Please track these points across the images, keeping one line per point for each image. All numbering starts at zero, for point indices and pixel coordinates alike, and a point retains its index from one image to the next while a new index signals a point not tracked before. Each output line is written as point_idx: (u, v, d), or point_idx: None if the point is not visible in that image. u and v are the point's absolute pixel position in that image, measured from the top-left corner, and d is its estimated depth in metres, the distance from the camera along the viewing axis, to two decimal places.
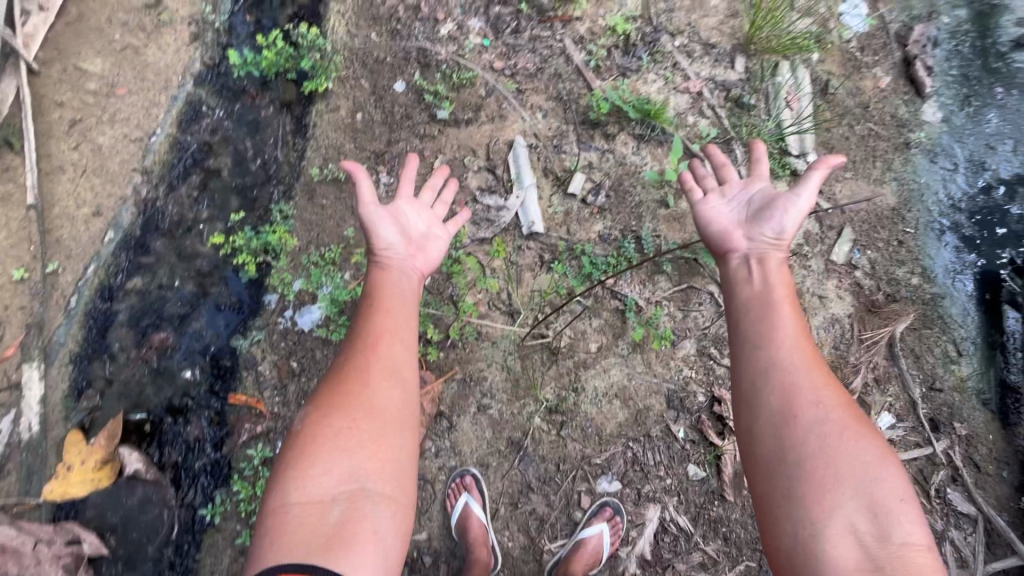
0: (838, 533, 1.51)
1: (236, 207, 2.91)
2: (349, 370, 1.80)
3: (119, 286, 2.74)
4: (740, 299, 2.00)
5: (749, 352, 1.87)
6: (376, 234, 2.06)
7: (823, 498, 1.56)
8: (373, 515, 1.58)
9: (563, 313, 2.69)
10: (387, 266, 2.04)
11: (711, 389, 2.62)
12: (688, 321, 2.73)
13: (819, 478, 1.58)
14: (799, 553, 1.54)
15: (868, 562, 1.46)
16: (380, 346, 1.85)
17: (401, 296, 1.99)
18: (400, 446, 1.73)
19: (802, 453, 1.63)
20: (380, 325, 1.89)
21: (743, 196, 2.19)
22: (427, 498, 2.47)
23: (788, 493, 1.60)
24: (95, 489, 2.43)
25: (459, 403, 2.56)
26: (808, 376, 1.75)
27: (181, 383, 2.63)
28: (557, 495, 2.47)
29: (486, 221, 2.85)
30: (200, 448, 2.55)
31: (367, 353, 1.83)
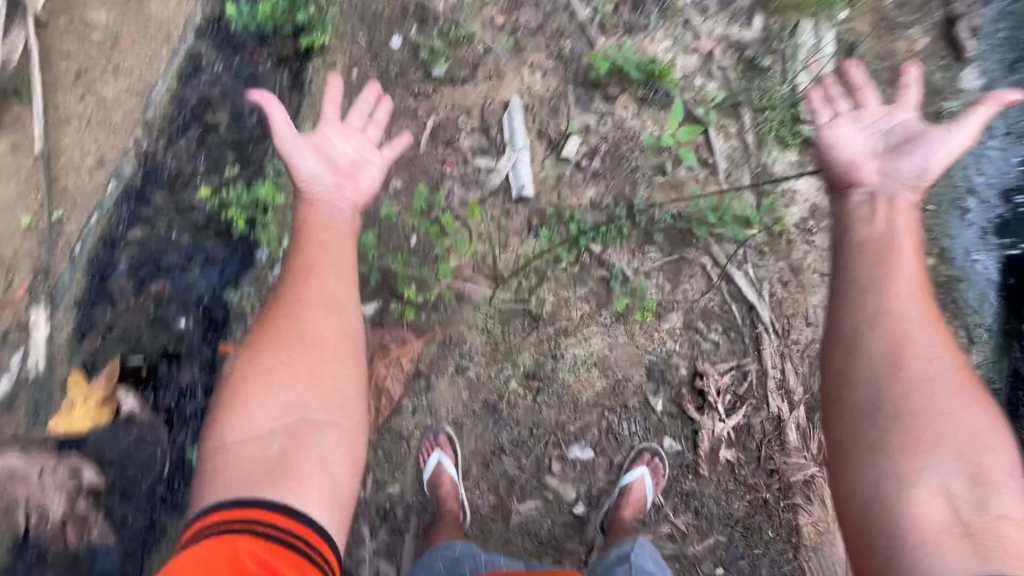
0: (926, 492, 1.35)
1: (231, 162, 2.93)
2: (285, 308, 1.77)
3: (121, 236, 2.84)
4: (849, 242, 1.77)
5: (853, 297, 1.65)
6: (300, 171, 2.02)
7: (913, 454, 1.39)
8: (315, 441, 1.60)
9: (547, 280, 2.65)
10: (313, 204, 1.98)
11: (694, 363, 2.58)
12: (676, 294, 2.65)
13: (912, 436, 1.41)
14: (877, 504, 1.38)
15: (955, 526, 1.30)
16: (310, 279, 1.81)
17: (325, 228, 1.93)
18: (339, 378, 1.72)
19: (898, 408, 1.45)
20: (308, 261, 1.84)
21: (883, 125, 2.01)
22: (402, 454, 2.52)
23: (874, 443, 1.44)
24: (96, 427, 2.58)
25: (438, 363, 2.58)
26: (925, 332, 1.55)
27: (176, 331, 2.74)
28: (529, 459, 2.48)
29: (475, 183, 2.80)
30: (192, 393, 2.67)
31: (300, 290, 1.79)
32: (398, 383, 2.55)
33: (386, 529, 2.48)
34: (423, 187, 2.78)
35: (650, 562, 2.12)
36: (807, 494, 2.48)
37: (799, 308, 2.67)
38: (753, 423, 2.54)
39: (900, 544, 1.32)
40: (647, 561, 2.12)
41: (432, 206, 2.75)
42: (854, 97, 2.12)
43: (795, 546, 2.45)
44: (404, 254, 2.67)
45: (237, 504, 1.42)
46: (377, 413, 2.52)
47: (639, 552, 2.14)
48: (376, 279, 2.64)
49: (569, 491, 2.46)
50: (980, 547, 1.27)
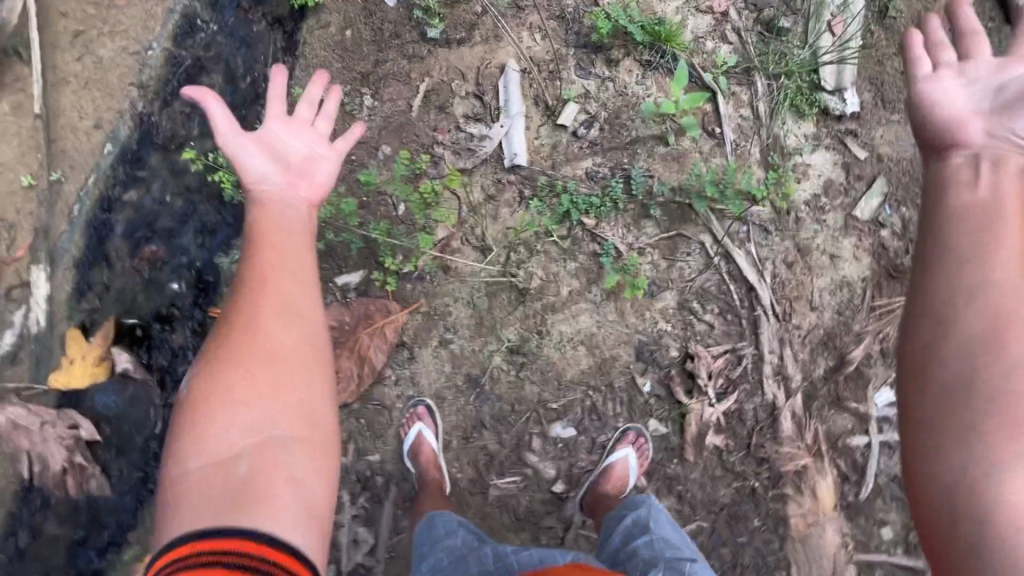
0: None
1: None
2: (243, 323, 1.70)
3: (117, 198, 2.86)
4: (978, 209, 1.52)
5: (957, 267, 1.46)
6: (253, 175, 1.92)
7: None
8: (285, 458, 1.54)
9: (536, 253, 2.57)
10: (266, 209, 1.88)
11: (686, 345, 2.48)
12: (671, 272, 2.53)
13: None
14: (960, 490, 1.27)
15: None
16: (263, 291, 1.74)
17: (277, 233, 1.84)
18: (305, 392, 1.65)
19: (1004, 384, 1.31)
20: (257, 270, 1.77)
21: (992, 81, 1.66)
22: (384, 423, 2.52)
23: (966, 427, 1.30)
24: (94, 382, 2.67)
25: (422, 335, 2.55)
26: None
27: (169, 294, 2.77)
28: (509, 434, 2.45)
29: (467, 150, 2.70)
30: (184, 354, 2.72)
31: (254, 304, 1.72)
32: (381, 353, 2.53)
33: (365, 496, 2.51)
34: (405, 153, 2.68)
35: (667, 527, 2.05)
36: (799, 485, 2.38)
37: (803, 291, 2.52)
38: (745, 409, 2.43)
39: (992, 534, 1.21)
40: (663, 526, 2.04)
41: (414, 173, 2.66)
42: (961, 48, 1.75)
43: (780, 536, 2.38)
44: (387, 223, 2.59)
45: (198, 536, 1.34)
46: (359, 382, 2.51)
47: (654, 517, 2.07)
48: (357, 247, 2.57)
49: (549, 469, 2.43)
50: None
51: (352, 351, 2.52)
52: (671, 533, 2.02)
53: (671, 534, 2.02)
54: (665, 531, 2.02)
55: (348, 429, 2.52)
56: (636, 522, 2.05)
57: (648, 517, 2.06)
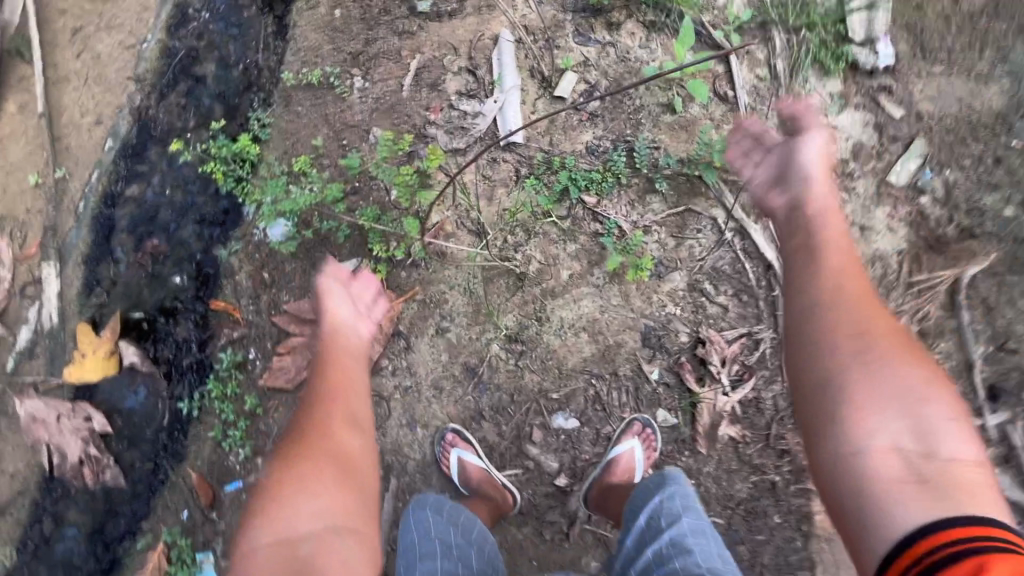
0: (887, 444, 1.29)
1: (219, 116, 2.87)
2: (314, 423, 1.70)
3: (120, 193, 2.88)
4: (809, 238, 1.69)
5: (801, 282, 1.61)
6: (332, 316, 2.01)
7: (880, 408, 1.33)
8: (343, 553, 1.47)
9: (534, 236, 2.43)
10: (337, 333, 1.98)
11: (697, 329, 2.30)
12: (680, 251, 2.34)
13: (874, 397, 1.34)
14: (839, 469, 1.32)
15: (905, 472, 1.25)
16: (335, 397, 1.77)
17: (346, 352, 1.94)
18: (365, 490, 1.64)
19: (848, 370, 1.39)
20: (328, 384, 1.81)
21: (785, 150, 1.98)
22: (382, 415, 2.44)
23: (833, 413, 1.37)
24: (106, 376, 2.73)
25: (418, 324, 2.47)
26: (863, 309, 1.47)
27: (172, 287, 2.79)
28: (509, 426, 2.35)
29: (460, 129, 2.57)
30: (187, 347, 2.72)
31: (327, 408, 1.73)
32: (376, 344, 2.45)
33: None
34: (387, 133, 2.60)
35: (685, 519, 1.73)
36: None
37: None
38: (763, 398, 2.25)
39: (870, 504, 1.25)
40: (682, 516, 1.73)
41: (398, 153, 2.58)
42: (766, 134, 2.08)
43: (804, 533, 2.20)
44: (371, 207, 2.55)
45: None
46: None
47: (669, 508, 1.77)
48: (346, 234, 2.56)
49: (551, 462, 2.32)
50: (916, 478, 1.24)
51: None
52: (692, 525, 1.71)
53: (692, 525, 1.70)
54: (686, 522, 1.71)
55: None
56: (649, 517, 1.77)
57: (662, 510, 1.76)
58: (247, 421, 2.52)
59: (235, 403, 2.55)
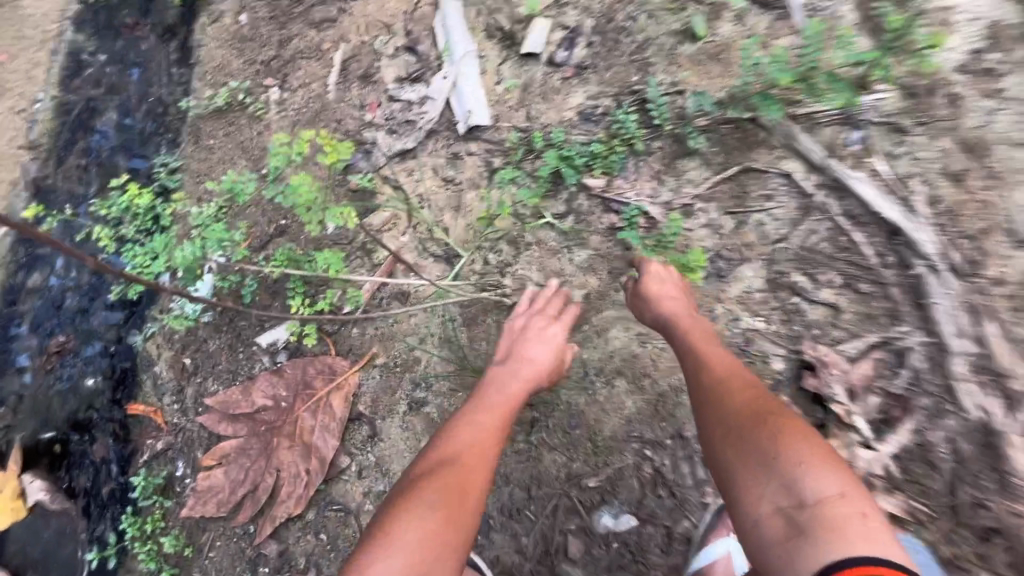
0: (769, 508, 0.93)
1: (123, 171, 2.31)
2: (477, 463, 1.13)
3: (22, 285, 2.31)
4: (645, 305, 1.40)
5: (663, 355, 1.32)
6: (527, 352, 1.40)
7: (751, 471, 0.96)
8: None
9: (524, 248, 1.69)
10: (522, 374, 1.35)
11: (798, 350, 1.46)
12: (746, 235, 1.55)
13: (743, 459, 0.98)
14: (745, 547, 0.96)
15: (789, 536, 0.89)
16: (494, 441, 1.19)
17: (518, 394, 1.32)
18: None
19: (715, 440, 1.05)
20: (493, 425, 1.22)
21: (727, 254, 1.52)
22: (353, 538, 1.71)
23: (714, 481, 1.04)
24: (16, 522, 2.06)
25: (383, 400, 1.75)
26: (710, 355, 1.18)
27: (85, 393, 2.15)
28: (532, 536, 1.53)
29: (404, 125, 1.89)
30: (106, 471, 2.06)
31: (486, 455, 1.16)
32: (330, 435, 1.74)
33: None
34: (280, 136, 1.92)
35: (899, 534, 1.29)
36: None
37: (995, 217, 1.39)
38: (933, 444, 1.34)
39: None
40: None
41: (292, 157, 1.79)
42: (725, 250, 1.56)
43: None
44: (287, 245, 1.89)
45: None
46: (309, 481, 1.73)
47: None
48: (250, 289, 1.89)
49: None
50: (802, 537, 0.87)
51: (291, 438, 1.74)
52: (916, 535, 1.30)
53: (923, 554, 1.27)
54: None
55: (306, 552, 1.73)
56: None
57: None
58: (175, 569, 1.81)
59: (160, 545, 1.84)
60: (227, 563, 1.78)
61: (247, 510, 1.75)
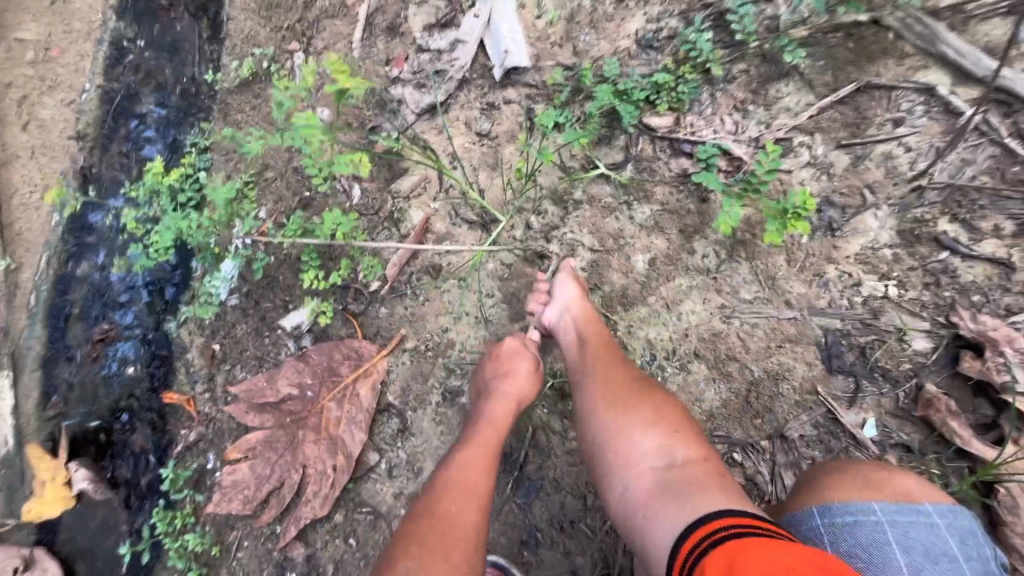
0: (641, 468, 0.87)
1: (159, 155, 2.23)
2: (466, 517, 0.97)
3: (72, 274, 2.22)
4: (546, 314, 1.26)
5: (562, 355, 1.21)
6: (512, 374, 1.22)
7: (625, 434, 0.92)
8: None
9: (574, 207, 1.40)
10: (509, 395, 1.18)
11: (951, 322, 1.07)
12: (868, 174, 1.17)
13: (619, 426, 0.94)
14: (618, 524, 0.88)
15: (658, 492, 0.83)
16: (479, 486, 1.02)
17: (505, 420, 1.15)
18: None
19: (595, 411, 0.99)
20: (477, 459, 1.07)
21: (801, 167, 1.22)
22: (384, 544, 1.52)
23: (589, 455, 0.97)
24: (69, 512, 2.01)
25: (414, 388, 1.54)
26: (598, 342, 1.13)
27: (127, 382, 2.07)
28: (589, 558, 1.26)
29: (433, 77, 1.65)
30: (146, 461, 1.98)
31: (471, 506, 0.99)
32: (357, 428, 1.54)
33: None
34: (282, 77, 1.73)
35: (902, 508, 0.86)
36: None
37: None
38: None
39: (638, 538, 0.82)
40: (867, 547, 0.84)
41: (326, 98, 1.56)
42: (833, 183, 1.19)
43: None
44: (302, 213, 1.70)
45: None
46: (335, 480, 1.53)
47: (866, 550, 0.83)
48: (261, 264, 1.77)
49: None
50: (675, 491, 0.82)
51: (317, 430, 1.55)
52: (932, 505, 0.87)
53: (936, 533, 0.85)
54: (894, 560, 0.82)
55: (335, 558, 1.55)
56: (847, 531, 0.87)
57: (828, 538, 0.86)
58: (204, 569, 1.69)
59: (188, 542, 1.72)
60: (255, 566, 1.64)
61: (272, 510, 1.58)
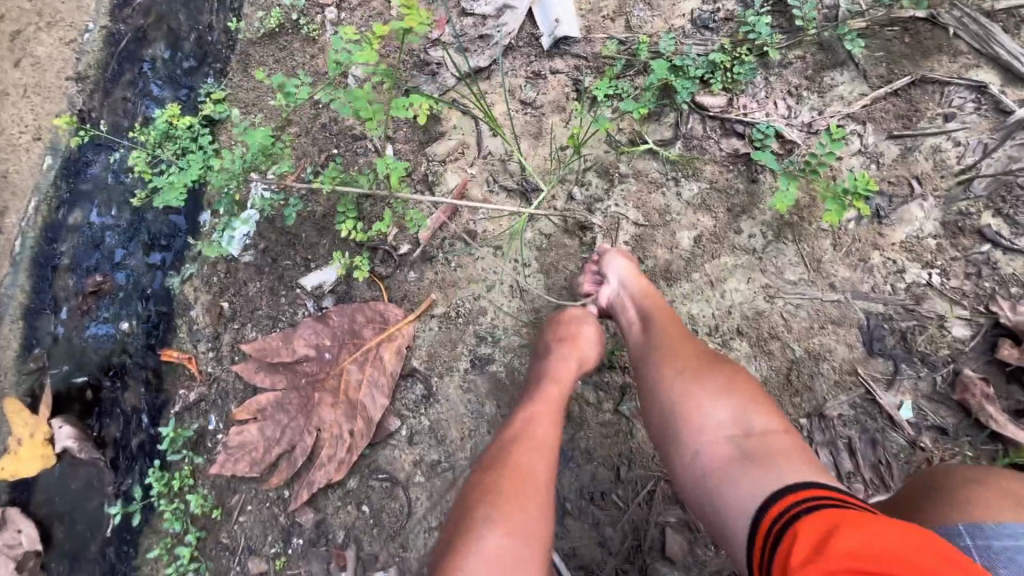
0: (715, 436, 0.91)
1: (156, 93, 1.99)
2: (535, 468, 1.03)
3: (56, 219, 1.93)
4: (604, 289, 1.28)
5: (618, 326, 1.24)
6: (574, 339, 1.25)
7: (697, 403, 0.95)
8: None
9: (619, 180, 1.40)
10: (568, 359, 1.21)
11: (990, 310, 1.13)
12: (917, 166, 1.21)
13: (691, 394, 0.97)
14: (690, 488, 0.92)
15: (735, 460, 0.87)
16: (546, 442, 1.07)
17: (567, 380, 1.18)
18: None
19: (665, 380, 1.01)
20: (544, 417, 1.11)
21: (852, 156, 1.24)
22: (400, 512, 1.49)
23: (659, 421, 1.00)
24: (44, 473, 1.76)
25: (441, 356, 1.51)
26: (661, 315, 1.15)
27: (116, 337, 1.84)
28: (619, 528, 1.26)
29: (476, 41, 1.56)
30: (138, 421, 1.78)
31: (539, 459, 1.04)
32: (379, 393, 1.50)
33: None
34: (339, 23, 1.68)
35: None
36: None
37: None
38: None
39: (713, 502, 0.87)
40: None
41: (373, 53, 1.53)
42: (886, 172, 1.22)
43: None
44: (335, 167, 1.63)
45: None
46: (353, 444, 1.48)
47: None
48: (293, 210, 1.57)
49: None
50: (755, 460, 0.85)
51: (335, 393, 1.49)
52: None
53: None
54: None
55: (345, 525, 1.50)
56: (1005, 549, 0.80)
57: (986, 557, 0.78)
58: (201, 533, 1.62)
59: (188, 505, 1.65)
60: (258, 531, 1.57)
61: (282, 473, 1.51)
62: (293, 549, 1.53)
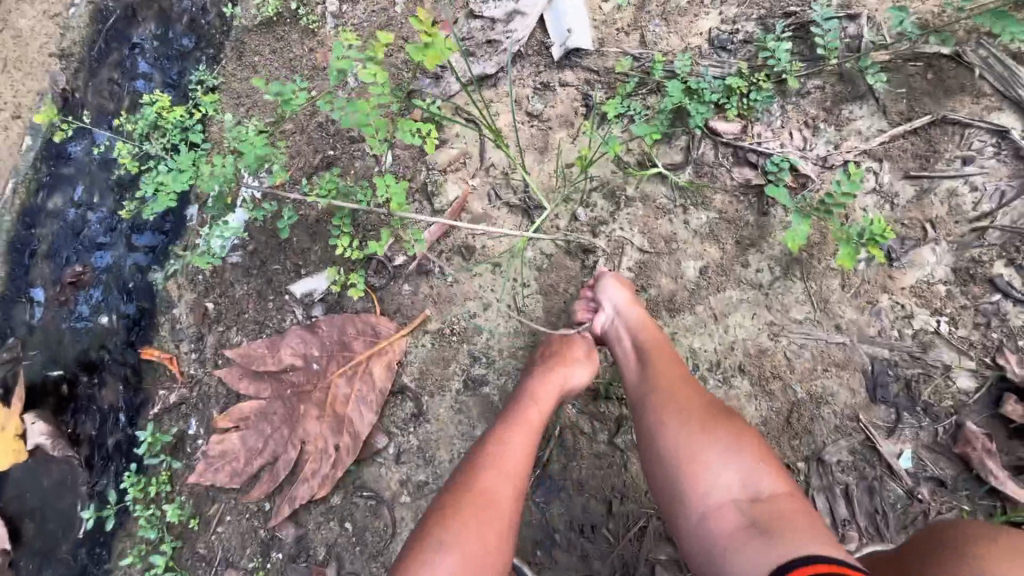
0: (721, 498, 0.90)
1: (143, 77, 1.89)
2: (499, 489, 1.00)
3: (31, 204, 1.82)
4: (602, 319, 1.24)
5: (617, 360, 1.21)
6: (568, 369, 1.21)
7: (703, 459, 0.94)
8: None
9: (626, 204, 1.35)
10: (558, 383, 1.18)
11: (997, 363, 1.12)
12: (931, 209, 1.19)
13: (698, 448, 0.95)
14: (692, 545, 0.91)
15: (742, 523, 0.86)
16: (517, 465, 1.04)
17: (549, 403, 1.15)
18: None
19: (669, 429, 1.00)
20: (521, 439, 1.08)
21: (868, 194, 1.22)
22: (383, 531, 1.45)
23: (662, 471, 0.98)
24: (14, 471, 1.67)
25: (433, 373, 1.46)
26: (663, 355, 1.13)
27: (91, 333, 1.75)
28: (608, 562, 1.23)
29: (485, 46, 1.49)
30: (114, 420, 1.69)
31: (506, 481, 1.01)
32: (367, 409, 1.45)
33: None
34: None
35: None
36: None
37: None
38: None
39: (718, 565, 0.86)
40: None
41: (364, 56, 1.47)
42: (903, 212, 1.20)
43: None
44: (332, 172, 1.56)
45: None
46: (338, 461, 1.44)
47: None
48: (288, 220, 1.49)
49: None
50: (764, 527, 0.85)
51: (321, 407, 1.44)
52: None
53: None
54: None
55: (326, 542, 1.46)
56: None
57: None
58: (176, 542, 1.56)
59: (163, 512, 1.58)
60: (236, 542, 1.52)
61: (263, 486, 1.47)
62: (271, 564, 1.49)
